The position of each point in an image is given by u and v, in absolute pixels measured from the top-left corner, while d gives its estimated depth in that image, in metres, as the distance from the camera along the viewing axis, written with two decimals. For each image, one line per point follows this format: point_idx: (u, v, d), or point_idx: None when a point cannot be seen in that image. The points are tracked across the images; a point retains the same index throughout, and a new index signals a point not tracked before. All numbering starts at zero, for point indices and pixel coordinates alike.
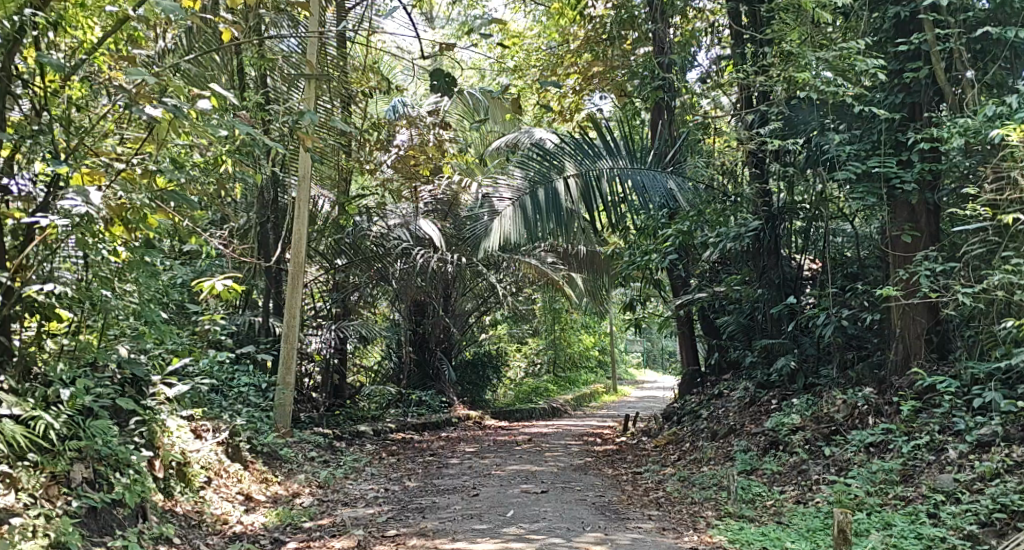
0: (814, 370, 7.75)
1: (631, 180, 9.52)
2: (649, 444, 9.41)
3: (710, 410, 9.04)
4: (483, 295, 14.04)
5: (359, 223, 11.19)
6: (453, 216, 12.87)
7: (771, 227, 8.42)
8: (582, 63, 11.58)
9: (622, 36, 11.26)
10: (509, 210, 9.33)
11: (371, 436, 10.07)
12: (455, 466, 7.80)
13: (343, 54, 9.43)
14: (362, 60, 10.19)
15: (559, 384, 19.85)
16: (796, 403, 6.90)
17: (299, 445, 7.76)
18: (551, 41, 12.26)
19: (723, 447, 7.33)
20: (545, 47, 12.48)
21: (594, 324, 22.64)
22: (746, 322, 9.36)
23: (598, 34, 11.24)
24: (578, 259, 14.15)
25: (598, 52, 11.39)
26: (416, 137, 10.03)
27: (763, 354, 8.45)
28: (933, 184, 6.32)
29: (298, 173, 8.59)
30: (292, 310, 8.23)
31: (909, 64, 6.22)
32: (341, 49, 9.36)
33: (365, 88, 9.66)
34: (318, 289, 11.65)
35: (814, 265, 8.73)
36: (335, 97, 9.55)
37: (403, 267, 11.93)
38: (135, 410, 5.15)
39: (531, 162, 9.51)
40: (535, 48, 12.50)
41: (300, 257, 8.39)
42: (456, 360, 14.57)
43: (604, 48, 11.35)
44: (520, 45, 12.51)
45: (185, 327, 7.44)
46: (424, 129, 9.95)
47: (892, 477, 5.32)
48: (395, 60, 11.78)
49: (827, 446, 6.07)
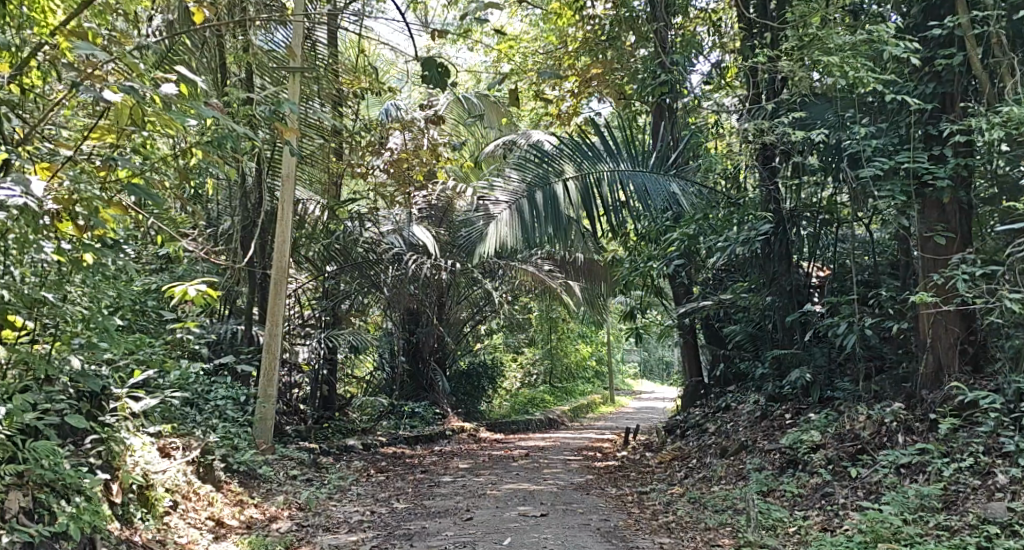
0: (831, 383, 7.30)
1: (633, 183, 9.26)
2: (652, 460, 8.95)
3: (719, 424, 8.58)
4: (478, 304, 13.52)
5: (351, 227, 10.66)
6: (446, 223, 12.48)
7: (784, 230, 7.97)
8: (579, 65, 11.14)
9: (622, 37, 10.86)
10: (507, 214, 9.19)
11: (361, 450, 9.61)
12: (448, 484, 7.32)
13: (334, 54, 9.23)
14: (352, 60, 9.72)
15: (556, 394, 19.40)
16: (816, 419, 6.45)
17: (281, 463, 7.30)
18: (549, 44, 11.88)
19: (735, 466, 6.86)
20: (543, 49, 12.08)
21: (591, 334, 22.21)
22: (755, 331, 8.91)
23: (595, 38, 10.76)
24: (576, 267, 13.95)
25: (595, 55, 10.86)
26: (411, 141, 9.28)
27: (775, 365, 8.01)
28: (968, 182, 5.88)
29: (282, 174, 8.19)
30: (274, 318, 7.75)
31: (941, 50, 5.79)
32: (332, 48, 9.18)
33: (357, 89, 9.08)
34: (307, 298, 11.04)
35: (825, 272, 8.30)
36: (326, 98, 9.31)
37: (395, 275, 11.44)
38: (91, 428, 4.71)
39: (528, 164, 9.31)
40: (532, 51, 12.06)
41: (284, 262, 7.93)
42: (450, 370, 14.10)
43: (603, 49, 10.89)
44: (516, 48, 12.13)
45: (161, 336, 6.97)
46: (418, 133, 9.21)
47: (933, 504, 4.86)
48: (387, 62, 11.41)
49: (853, 466, 5.61)
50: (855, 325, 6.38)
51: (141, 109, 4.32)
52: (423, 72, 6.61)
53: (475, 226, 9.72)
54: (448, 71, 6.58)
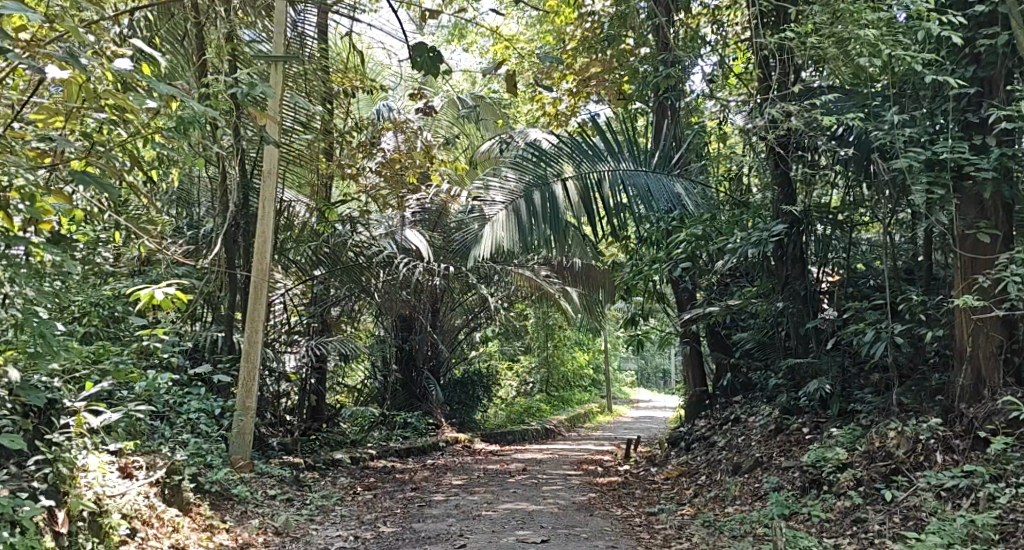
0: (852, 395, 6.85)
1: (635, 184, 8.83)
2: (657, 476, 8.46)
3: (728, 438, 8.11)
4: (473, 311, 13.03)
5: (338, 229, 10.09)
6: (440, 228, 11.92)
7: (797, 232, 7.56)
8: (577, 65, 10.78)
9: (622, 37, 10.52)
10: (503, 216, 8.62)
11: (349, 465, 9.10)
12: (440, 504, 6.79)
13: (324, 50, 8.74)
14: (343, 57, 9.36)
15: (552, 404, 18.89)
16: (840, 435, 5.99)
17: (259, 481, 6.79)
18: (545, 43, 11.51)
19: (751, 486, 6.40)
20: (540, 49, 11.71)
21: (589, 342, 21.71)
22: (766, 338, 8.44)
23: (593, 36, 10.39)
24: (573, 271, 13.47)
25: (592, 53, 10.48)
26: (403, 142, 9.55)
27: (790, 376, 7.56)
28: (1011, 176, 5.46)
29: (264, 169, 7.69)
30: (255, 324, 7.27)
31: (983, 30, 5.39)
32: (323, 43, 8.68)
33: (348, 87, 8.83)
34: (296, 305, 10.46)
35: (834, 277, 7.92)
36: (315, 96, 8.87)
37: (385, 278, 10.75)
38: (36, 448, 4.30)
39: (526, 163, 8.85)
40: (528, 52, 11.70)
41: (266, 262, 7.44)
42: (443, 379, 13.59)
43: (602, 48, 10.51)
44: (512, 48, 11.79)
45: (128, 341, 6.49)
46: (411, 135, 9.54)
47: (987, 535, 4.40)
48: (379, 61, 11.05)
49: (886, 489, 5.17)
50: (883, 332, 5.94)
51: (93, 87, 3.93)
52: (413, 57, 6.15)
53: (469, 230, 9.22)
54: (440, 56, 6.09)
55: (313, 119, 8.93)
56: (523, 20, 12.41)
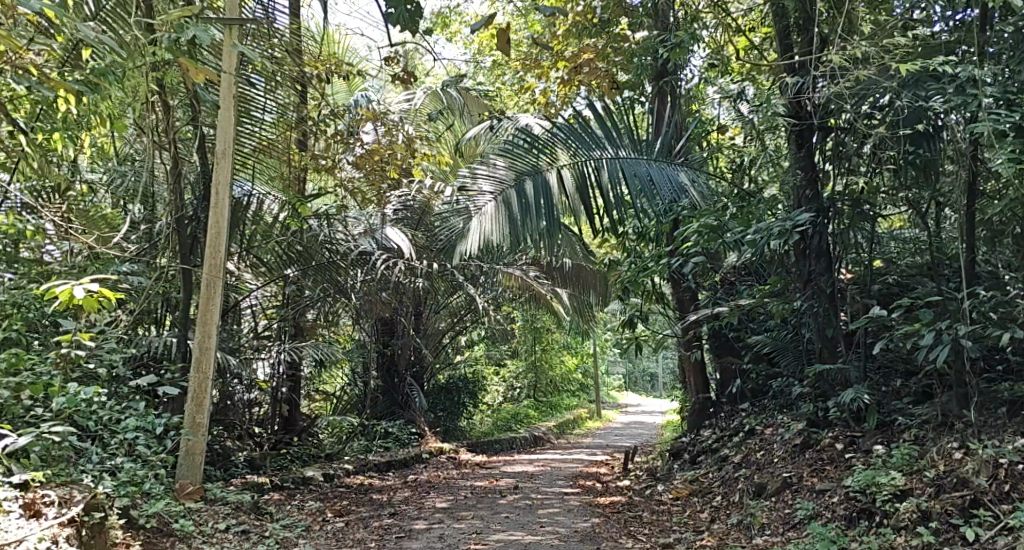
0: (892, 407, 6.07)
1: (636, 172, 7.99)
2: (665, 494, 7.64)
3: (745, 453, 7.31)
4: (458, 313, 12.20)
5: (314, 226, 9.13)
6: (423, 227, 11.08)
7: (822, 222, 6.81)
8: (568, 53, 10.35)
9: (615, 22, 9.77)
10: (492, 207, 7.69)
11: (321, 483, 8.22)
12: (421, 535, 5.89)
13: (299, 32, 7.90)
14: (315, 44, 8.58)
15: (540, 409, 18.02)
16: (892, 458, 5.25)
17: (211, 509, 5.88)
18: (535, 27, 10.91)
19: (781, 512, 5.60)
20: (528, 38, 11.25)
21: (578, 345, 20.87)
22: (784, 341, 7.64)
23: (583, 24, 9.63)
24: (563, 273, 12.62)
25: (582, 38, 9.88)
26: (385, 134, 9.25)
27: (817, 384, 6.75)
28: None
29: (218, 149, 6.75)
30: (207, 328, 6.34)
31: None
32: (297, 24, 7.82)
33: (323, 72, 8.32)
34: (267, 307, 9.50)
35: (848, 273, 7.40)
36: (290, 85, 8.10)
37: (362, 278, 9.85)
38: None
39: (517, 150, 7.95)
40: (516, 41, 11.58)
41: (220, 255, 6.50)
42: (427, 386, 12.68)
43: (592, 36, 9.75)
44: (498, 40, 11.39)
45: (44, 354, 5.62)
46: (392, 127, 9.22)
47: None
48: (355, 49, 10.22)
49: (966, 526, 4.48)
50: (942, 336, 5.16)
51: None
52: (387, 10, 5.34)
53: (452, 224, 8.29)
54: (419, 10, 5.27)
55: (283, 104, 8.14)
56: (510, 9, 11.73)
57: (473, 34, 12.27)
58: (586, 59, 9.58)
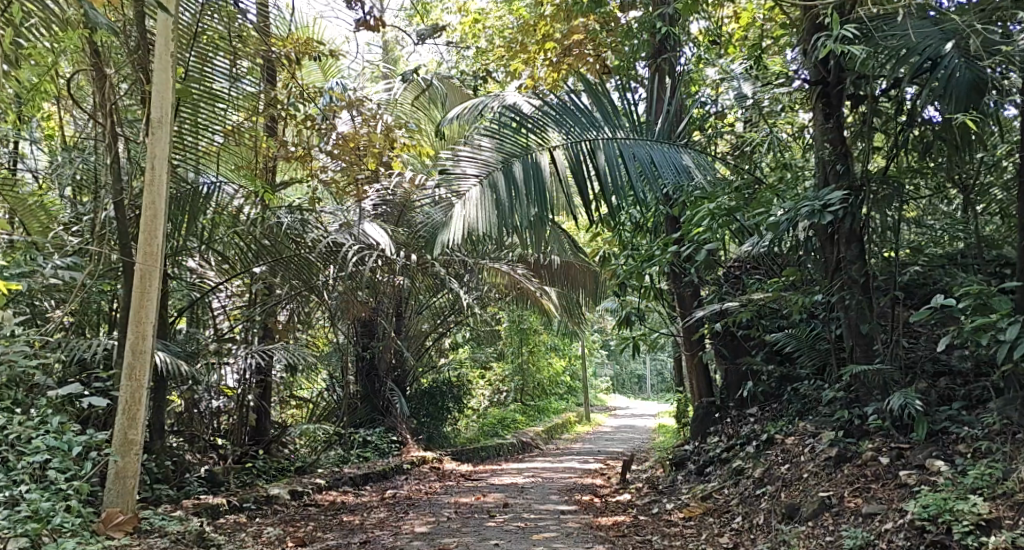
0: (947, 415, 5.27)
1: (636, 154, 7.12)
2: (676, 510, 6.81)
3: (767, 464, 6.49)
4: (442, 314, 11.39)
5: (283, 217, 8.07)
6: (404, 224, 10.20)
7: (854, 207, 5.95)
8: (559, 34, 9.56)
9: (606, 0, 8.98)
10: (477, 193, 6.74)
11: (289, 502, 7.32)
12: None
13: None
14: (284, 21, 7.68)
15: (528, 414, 17.05)
16: (966, 479, 4.52)
17: (143, 543, 5.02)
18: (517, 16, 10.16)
19: (822, 542, 4.83)
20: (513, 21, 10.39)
21: (567, 347, 19.91)
22: (807, 339, 6.83)
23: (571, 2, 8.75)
24: (551, 270, 11.84)
25: (572, 19, 9.10)
26: (361, 123, 7.96)
27: (851, 387, 5.95)
28: None
29: (153, 117, 5.78)
30: (140, 329, 5.40)
31: None
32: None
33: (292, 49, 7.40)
34: (234, 308, 8.59)
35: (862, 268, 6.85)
36: (250, 57, 7.16)
37: (336, 274, 8.68)
38: None
39: (505, 129, 7.03)
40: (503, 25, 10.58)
41: (156, 242, 5.54)
42: (408, 391, 11.73)
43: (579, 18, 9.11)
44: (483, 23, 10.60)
45: None
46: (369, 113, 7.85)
47: None
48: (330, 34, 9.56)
49: None
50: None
51: None
52: None
53: (432, 214, 7.36)
54: None
55: (251, 92, 7.26)
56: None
57: (456, 22, 11.37)
58: (576, 42, 9.41)
